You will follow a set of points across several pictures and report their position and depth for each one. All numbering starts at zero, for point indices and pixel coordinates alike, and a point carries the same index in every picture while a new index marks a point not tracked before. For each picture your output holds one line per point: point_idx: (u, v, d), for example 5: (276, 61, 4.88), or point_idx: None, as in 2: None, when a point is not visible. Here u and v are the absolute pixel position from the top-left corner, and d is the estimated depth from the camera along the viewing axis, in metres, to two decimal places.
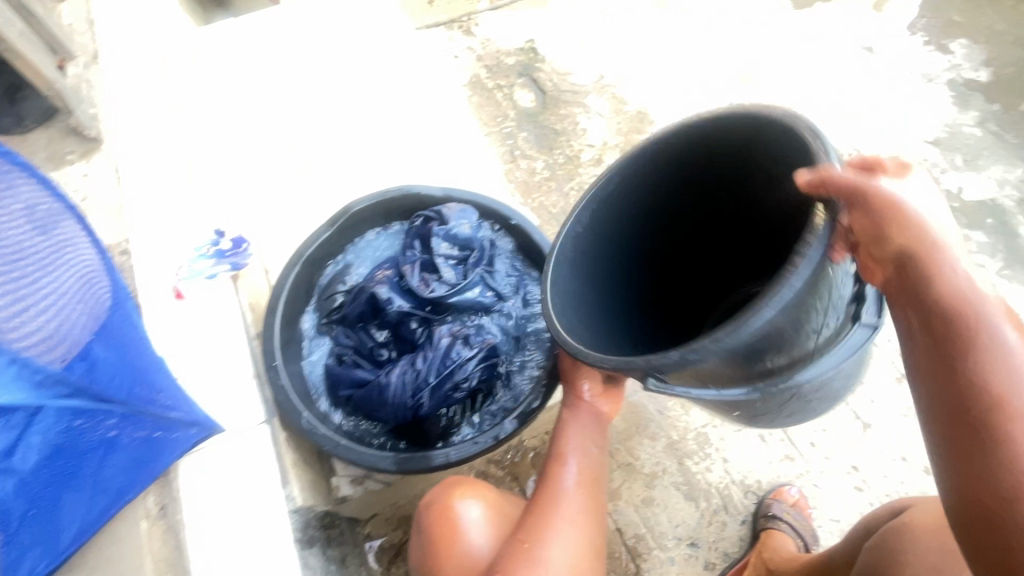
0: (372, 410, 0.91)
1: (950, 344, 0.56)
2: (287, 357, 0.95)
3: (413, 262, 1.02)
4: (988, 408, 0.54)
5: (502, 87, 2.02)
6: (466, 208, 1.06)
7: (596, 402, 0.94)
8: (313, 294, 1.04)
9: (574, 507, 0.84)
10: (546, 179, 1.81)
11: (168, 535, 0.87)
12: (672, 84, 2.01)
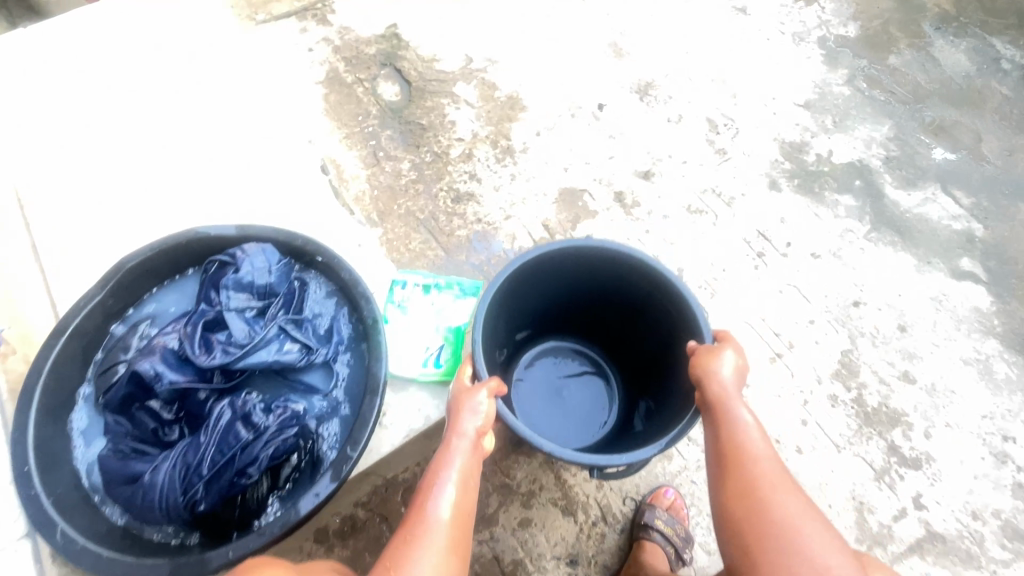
0: (148, 508, 0.78)
1: (742, 460, 0.86)
2: (47, 456, 0.81)
3: (197, 320, 0.88)
4: (749, 505, 0.83)
5: (364, 81, 1.82)
6: (261, 247, 0.92)
7: (466, 418, 0.87)
8: (92, 368, 0.91)
9: (435, 540, 0.79)
10: (413, 181, 1.66)
11: None
12: (545, 64, 1.89)
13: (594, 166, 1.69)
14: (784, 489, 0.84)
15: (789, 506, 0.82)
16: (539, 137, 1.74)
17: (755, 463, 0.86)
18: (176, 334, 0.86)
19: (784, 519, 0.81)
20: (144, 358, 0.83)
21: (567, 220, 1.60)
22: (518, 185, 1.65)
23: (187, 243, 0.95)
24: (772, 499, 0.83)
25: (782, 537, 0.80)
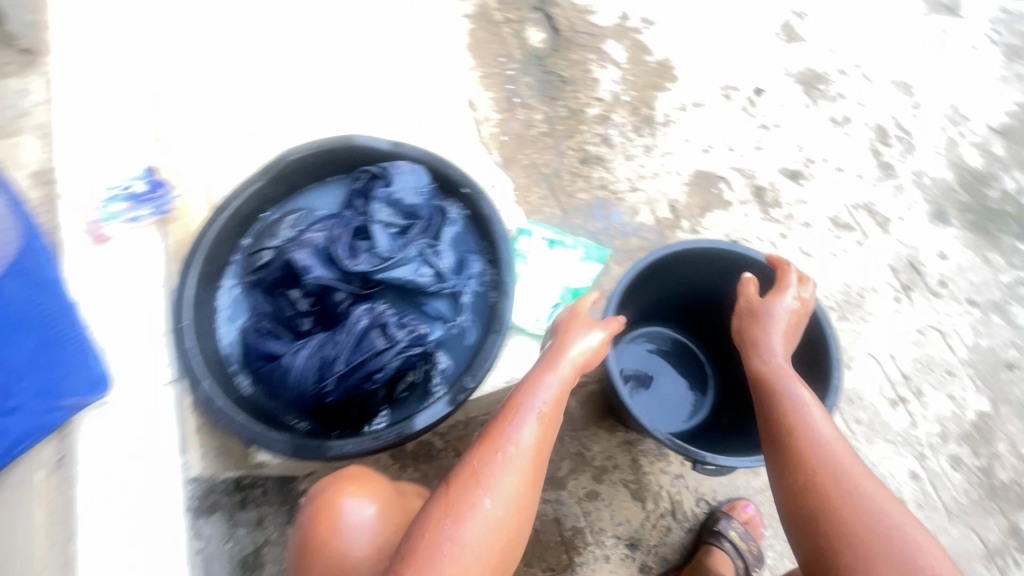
0: (281, 386, 0.85)
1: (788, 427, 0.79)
2: (197, 316, 0.88)
3: (344, 225, 0.92)
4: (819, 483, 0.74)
5: (512, 21, 1.77)
6: (414, 167, 0.94)
7: (578, 341, 0.83)
8: (243, 247, 0.97)
9: (505, 475, 0.71)
10: (543, 134, 1.61)
11: (61, 490, 0.80)
12: (705, 34, 1.75)
13: (737, 154, 1.57)
14: (858, 472, 0.73)
15: (850, 466, 0.74)
16: (683, 112, 1.64)
17: (814, 442, 0.77)
18: (327, 233, 0.91)
19: (864, 502, 0.70)
20: (298, 247, 0.88)
21: (696, 204, 1.51)
22: (651, 158, 1.57)
23: (344, 148, 0.97)
24: (848, 482, 0.72)
25: (866, 521, 0.69)
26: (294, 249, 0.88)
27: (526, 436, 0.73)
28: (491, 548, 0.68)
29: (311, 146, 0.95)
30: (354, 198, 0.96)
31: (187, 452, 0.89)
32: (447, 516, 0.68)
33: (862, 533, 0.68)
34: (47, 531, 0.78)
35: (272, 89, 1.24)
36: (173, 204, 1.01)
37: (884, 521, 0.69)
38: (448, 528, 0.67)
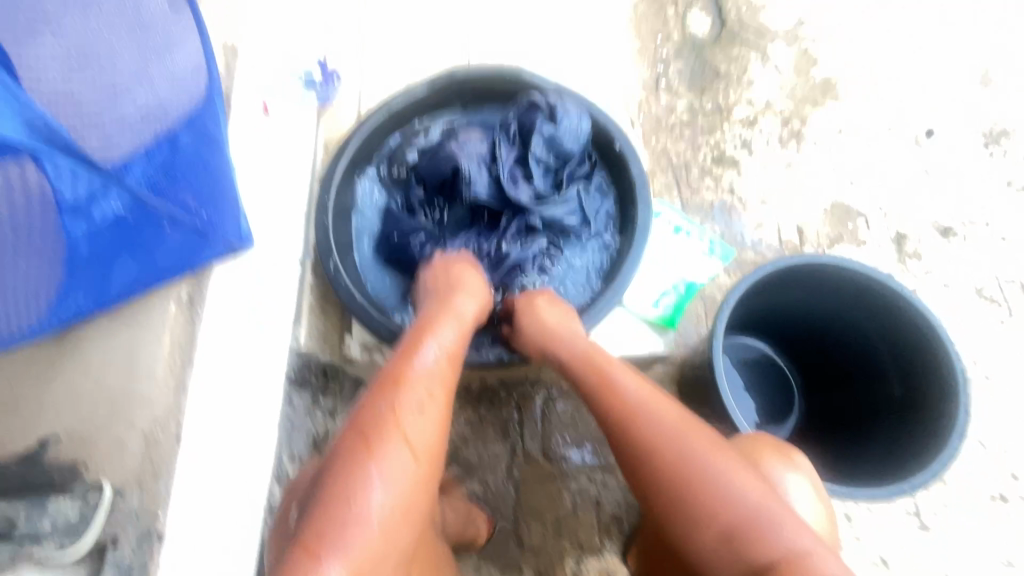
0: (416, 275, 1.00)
1: (635, 407, 0.80)
2: (340, 198, 1.00)
3: (509, 150, 0.98)
4: (684, 486, 0.73)
5: (678, 2, 1.67)
6: (583, 112, 0.96)
7: (470, 281, 0.90)
8: (393, 140, 1.05)
9: (426, 384, 0.74)
10: (682, 124, 1.55)
11: (188, 326, 0.88)
12: (885, 60, 1.59)
13: (887, 194, 1.45)
14: (711, 450, 0.75)
15: (695, 443, 0.76)
16: (838, 136, 1.51)
17: (652, 423, 0.78)
18: (491, 152, 0.98)
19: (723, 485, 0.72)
20: (465, 159, 0.95)
21: (827, 234, 1.41)
22: (791, 175, 1.48)
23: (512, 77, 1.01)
24: (681, 451, 0.75)
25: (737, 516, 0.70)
26: (462, 159, 0.95)
27: (432, 355, 0.78)
28: (415, 478, 0.68)
29: (482, 69, 1.00)
30: (514, 125, 0.99)
31: (299, 328, 1.09)
32: (370, 439, 0.67)
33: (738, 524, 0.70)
34: (169, 365, 0.85)
35: (442, 19, 1.28)
36: (333, 99, 1.16)
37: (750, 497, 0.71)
38: (367, 453, 0.66)
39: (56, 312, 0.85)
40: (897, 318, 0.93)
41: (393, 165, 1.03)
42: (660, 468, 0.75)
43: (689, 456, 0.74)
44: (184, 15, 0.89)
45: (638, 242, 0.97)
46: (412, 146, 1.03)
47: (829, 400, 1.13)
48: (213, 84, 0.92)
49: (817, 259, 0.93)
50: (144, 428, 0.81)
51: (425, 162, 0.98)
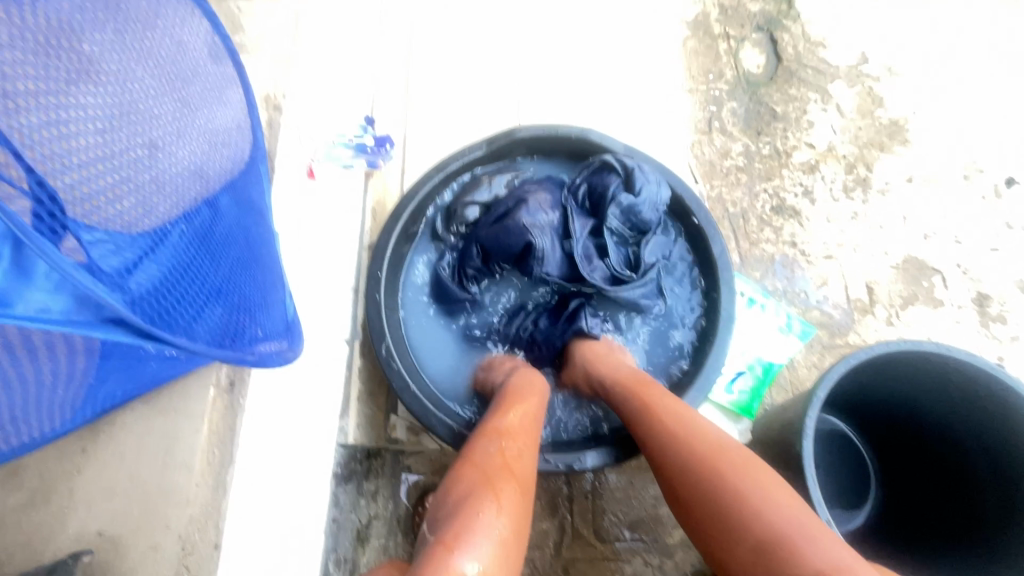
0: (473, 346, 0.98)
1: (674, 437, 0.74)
2: (395, 265, 0.95)
3: (581, 218, 0.93)
4: (705, 492, 0.69)
5: (731, 38, 1.58)
6: (663, 182, 0.91)
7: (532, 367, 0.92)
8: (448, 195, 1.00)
9: (501, 451, 0.72)
10: (737, 168, 1.45)
11: (227, 413, 0.81)
12: (957, 101, 1.49)
13: (965, 249, 1.34)
14: (753, 478, 0.67)
15: (741, 471, 0.68)
16: (908, 184, 1.41)
17: (678, 431, 0.74)
18: (564, 220, 0.93)
19: (752, 495, 0.66)
20: (537, 232, 0.89)
21: (899, 293, 1.31)
22: (857, 227, 1.37)
23: (579, 140, 0.98)
24: (728, 483, 0.68)
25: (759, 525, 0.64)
26: (535, 231, 0.89)
27: (510, 424, 0.77)
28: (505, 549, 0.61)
29: (548, 130, 0.97)
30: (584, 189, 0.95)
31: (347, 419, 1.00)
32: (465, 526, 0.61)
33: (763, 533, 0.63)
34: (206, 458, 0.78)
35: (489, 66, 1.22)
36: (383, 163, 1.10)
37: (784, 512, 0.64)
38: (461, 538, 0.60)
39: (82, 408, 0.75)
40: (1004, 416, 0.83)
41: (450, 224, 0.98)
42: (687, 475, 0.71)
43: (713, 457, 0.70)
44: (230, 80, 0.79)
45: (721, 327, 0.92)
46: (472, 203, 0.97)
47: (922, 495, 1.01)
48: (259, 152, 0.86)
49: (917, 350, 0.83)
50: (180, 531, 0.74)
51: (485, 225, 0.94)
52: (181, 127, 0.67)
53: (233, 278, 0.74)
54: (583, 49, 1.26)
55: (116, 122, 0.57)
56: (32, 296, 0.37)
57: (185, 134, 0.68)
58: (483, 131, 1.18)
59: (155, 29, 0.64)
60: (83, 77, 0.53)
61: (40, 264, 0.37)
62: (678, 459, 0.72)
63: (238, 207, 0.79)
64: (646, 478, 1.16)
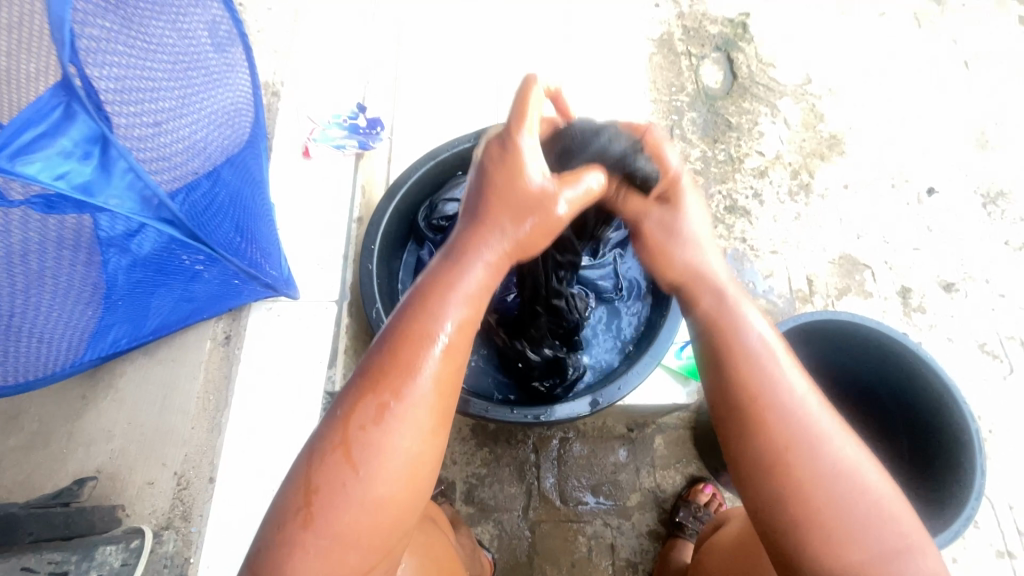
0: None
1: (762, 413, 0.59)
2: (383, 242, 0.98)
3: None
4: (772, 458, 0.57)
5: (692, 55, 1.74)
6: None
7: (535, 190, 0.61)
8: (434, 190, 1.07)
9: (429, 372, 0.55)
10: (695, 172, 1.60)
11: (223, 364, 0.89)
12: (887, 120, 1.67)
13: (892, 248, 1.50)
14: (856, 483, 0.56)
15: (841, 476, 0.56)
16: (844, 190, 1.58)
17: (760, 379, 0.60)
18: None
19: (829, 472, 0.56)
20: None
21: (835, 285, 1.46)
22: (800, 227, 1.53)
23: None
24: (824, 479, 0.56)
25: (820, 510, 0.55)
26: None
27: (455, 323, 0.57)
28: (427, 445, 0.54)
29: None
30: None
31: (332, 368, 0.90)
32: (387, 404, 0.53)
33: (828, 520, 0.55)
34: (203, 401, 0.86)
35: (471, 67, 1.33)
36: (374, 144, 1.09)
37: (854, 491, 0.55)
38: (377, 411, 0.53)
39: (88, 348, 0.83)
40: (907, 373, 0.97)
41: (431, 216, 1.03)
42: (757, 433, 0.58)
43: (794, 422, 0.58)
44: (237, 58, 0.88)
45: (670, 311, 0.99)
46: (453, 199, 1.03)
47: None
48: (259, 131, 0.96)
49: (836, 318, 0.97)
50: (176, 468, 0.81)
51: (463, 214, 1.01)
52: (195, 95, 0.79)
53: (247, 227, 0.87)
54: (558, 57, 1.39)
55: (146, 91, 0.69)
56: (111, 192, 0.59)
57: (198, 103, 0.80)
58: (465, 124, 1.28)
59: (179, 19, 0.76)
60: (132, 59, 0.67)
61: (120, 166, 0.58)
62: (777, 446, 0.57)
63: (243, 175, 0.90)
64: (608, 447, 1.26)
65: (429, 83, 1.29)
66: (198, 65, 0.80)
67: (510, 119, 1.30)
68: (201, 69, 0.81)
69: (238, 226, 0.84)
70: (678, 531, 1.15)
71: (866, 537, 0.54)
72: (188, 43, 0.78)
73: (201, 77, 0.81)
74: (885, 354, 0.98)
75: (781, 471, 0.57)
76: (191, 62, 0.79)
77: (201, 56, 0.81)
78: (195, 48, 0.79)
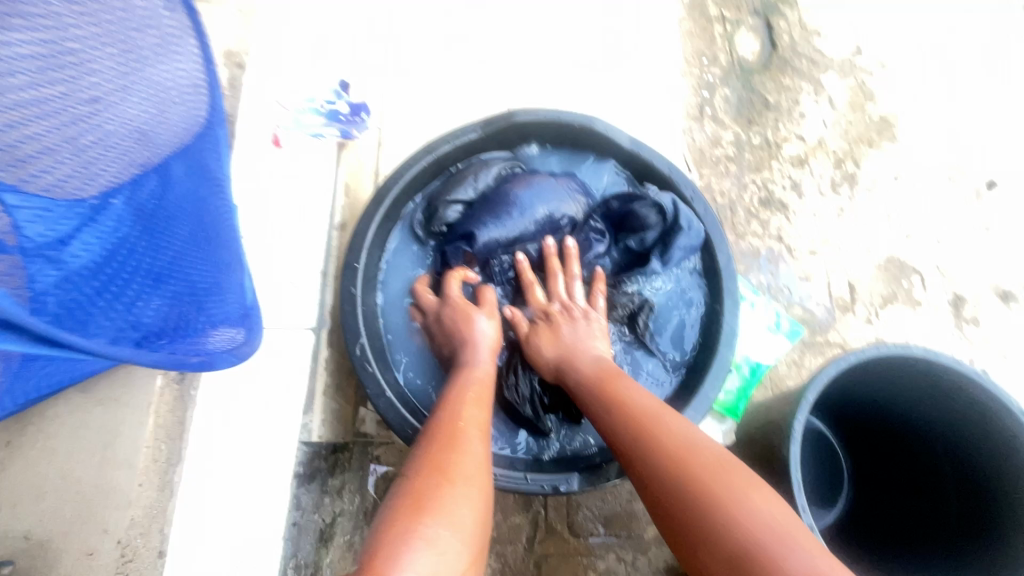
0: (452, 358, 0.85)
1: (638, 434, 0.63)
2: (371, 255, 0.81)
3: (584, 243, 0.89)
4: (680, 481, 0.57)
5: (727, 20, 1.52)
6: (699, 232, 0.83)
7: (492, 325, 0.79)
8: (431, 187, 0.88)
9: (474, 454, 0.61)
10: (727, 158, 1.41)
11: (176, 407, 0.73)
12: (944, 102, 1.47)
13: (944, 251, 1.34)
14: (720, 468, 0.57)
15: (704, 467, 0.58)
16: (894, 183, 1.40)
17: (624, 406, 0.67)
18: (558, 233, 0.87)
19: (686, 444, 0.60)
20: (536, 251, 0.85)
21: (880, 292, 1.31)
22: (842, 225, 1.36)
23: (586, 135, 0.87)
24: (690, 467, 0.58)
25: (699, 477, 0.57)
26: (520, 242, 0.85)
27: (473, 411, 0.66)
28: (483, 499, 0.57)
29: (550, 117, 0.85)
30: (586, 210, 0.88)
31: (309, 413, 0.81)
32: (437, 470, 0.57)
33: (708, 488, 0.56)
34: (151, 452, 0.71)
35: (476, 34, 1.13)
36: (358, 134, 0.93)
37: (702, 447, 0.60)
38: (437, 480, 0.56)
39: (5, 396, 0.66)
40: (982, 421, 0.83)
41: (430, 218, 0.86)
42: (636, 439, 0.63)
43: (650, 419, 0.63)
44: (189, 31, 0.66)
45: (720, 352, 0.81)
46: (459, 199, 0.85)
47: (907, 497, 0.99)
48: (218, 116, 0.75)
49: (909, 355, 0.82)
50: (119, 535, 0.67)
51: (467, 222, 0.83)
52: (97, 90, 0.58)
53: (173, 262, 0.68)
54: (577, 22, 1.18)
55: None
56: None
57: (103, 97, 0.59)
58: (467, 102, 1.08)
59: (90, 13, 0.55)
60: None
61: None
62: (651, 464, 0.60)
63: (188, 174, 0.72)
64: (625, 476, 1.13)
65: (425, 52, 1.09)
66: (111, 53, 0.59)
67: (520, 98, 1.11)
68: (116, 56, 0.59)
69: (164, 264, 0.65)
70: None
71: (741, 491, 0.55)
72: (93, 24, 0.56)
73: (115, 71, 0.60)
74: (962, 398, 0.83)
75: (684, 488, 0.57)
76: (98, 50, 0.57)
77: (113, 39, 0.58)
78: (105, 29, 0.57)
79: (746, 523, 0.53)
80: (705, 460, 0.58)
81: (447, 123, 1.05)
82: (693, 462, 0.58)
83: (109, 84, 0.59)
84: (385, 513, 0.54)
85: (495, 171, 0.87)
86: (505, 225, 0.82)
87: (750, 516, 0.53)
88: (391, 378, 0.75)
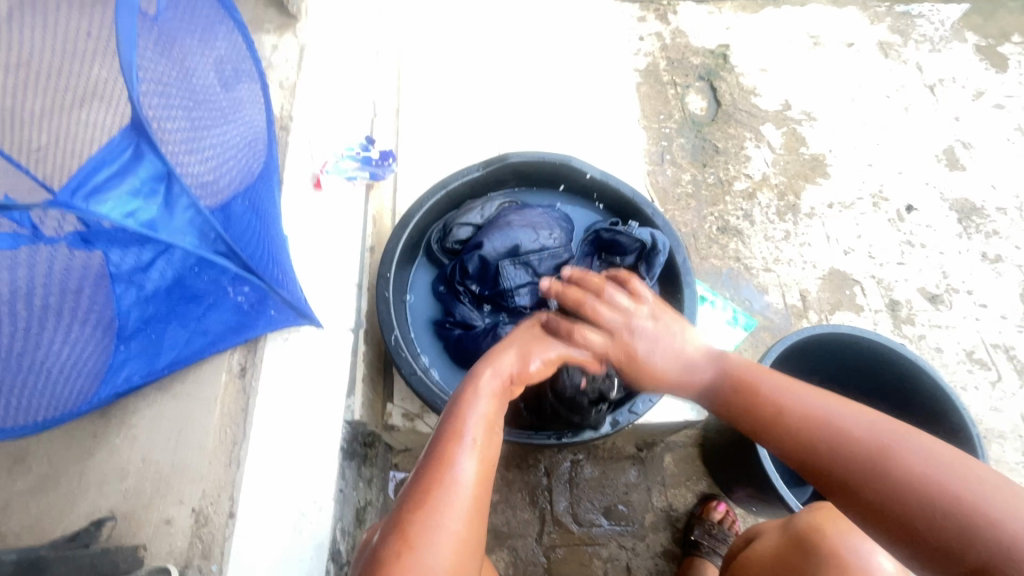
0: (466, 353, 0.97)
1: (751, 401, 0.71)
2: (398, 268, 0.99)
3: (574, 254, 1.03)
4: (794, 434, 0.66)
5: (678, 85, 1.82)
6: (666, 232, 0.98)
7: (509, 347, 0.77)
8: (445, 217, 1.08)
9: (467, 449, 0.68)
10: (687, 195, 1.65)
11: (238, 397, 0.88)
12: (863, 142, 1.76)
13: (878, 263, 1.57)
14: (856, 408, 0.65)
15: (832, 417, 0.65)
16: (829, 209, 1.65)
17: (747, 376, 0.73)
18: (552, 247, 1.01)
19: (856, 438, 0.62)
20: (535, 255, 0.99)
21: (828, 300, 1.51)
22: (789, 245, 1.59)
23: (565, 169, 1.07)
24: (823, 422, 0.65)
25: (911, 476, 0.58)
26: (522, 251, 0.99)
27: (478, 411, 0.71)
28: (476, 492, 0.66)
29: (536, 155, 1.05)
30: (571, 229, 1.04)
31: (351, 397, 0.91)
32: (440, 466, 0.66)
33: (851, 463, 0.62)
34: (219, 435, 0.85)
35: (472, 99, 1.39)
36: (385, 175, 1.16)
37: (808, 400, 0.67)
38: (439, 492, 0.64)
39: (102, 386, 0.81)
40: (908, 382, 1.01)
41: (445, 240, 1.04)
42: (819, 462, 0.64)
43: (849, 425, 0.63)
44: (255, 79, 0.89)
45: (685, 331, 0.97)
46: (468, 223, 1.05)
47: None
48: (272, 163, 0.97)
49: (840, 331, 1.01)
50: (193, 504, 0.80)
51: (475, 237, 1.01)
52: (224, 117, 0.79)
53: (263, 253, 0.85)
54: (554, 88, 1.44)
55: (179, 104, 0.66)
56: (173, 227, 0.62)
57: (226, 122, 0.80)
58: (468, 151, 1.31)
59: (208, 39, 0.76)
60: (181, 84, 0.67)
61: (181, 203, 0.61)
62: (796, 433, 0.66)
63: (261, 194, 0.91)
64: (619, 470, 1.26)
65: (432, 115, 1.34)
66: (226, 93, 0.81)
67: (511, 149, 1.35)
68: (228, 97, 0.82)
69: (262, 254, 0.84)
70: (694, 550, 1.15)
71: (877, 443, 0.61)
72: (217, 73, 0.79)
73: (232, 107, 0.82)
74: (891, 364, 1.02)
75: (817, 441, 0.65)
76: (222, 92, 0.80)
77: (227, 83, 0.81)
78: (221, 73, 0.80)
79: (877, 444, 0.61)
80: (827, 408, 0.66)
81: (451, 168, 1.28)
82: (815, 411, 0.66)
83: (229, 113, 0.81)
84: (394, 513, 0.65)
85: (497, 203, 1.08)
86: (505, 236, 0.99)
87: (899, 455, 0.60)
88: (420, 364, 0.91)
